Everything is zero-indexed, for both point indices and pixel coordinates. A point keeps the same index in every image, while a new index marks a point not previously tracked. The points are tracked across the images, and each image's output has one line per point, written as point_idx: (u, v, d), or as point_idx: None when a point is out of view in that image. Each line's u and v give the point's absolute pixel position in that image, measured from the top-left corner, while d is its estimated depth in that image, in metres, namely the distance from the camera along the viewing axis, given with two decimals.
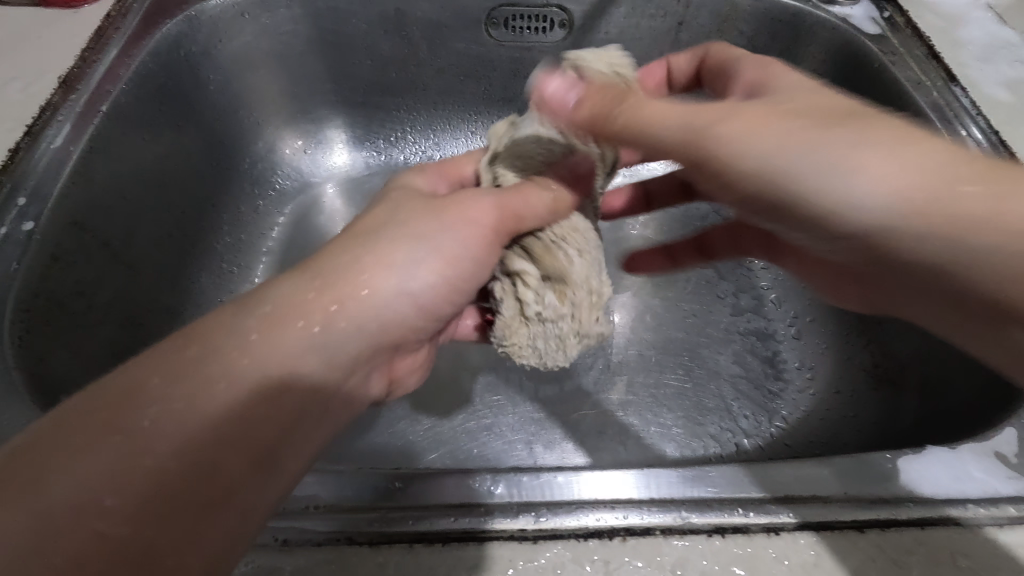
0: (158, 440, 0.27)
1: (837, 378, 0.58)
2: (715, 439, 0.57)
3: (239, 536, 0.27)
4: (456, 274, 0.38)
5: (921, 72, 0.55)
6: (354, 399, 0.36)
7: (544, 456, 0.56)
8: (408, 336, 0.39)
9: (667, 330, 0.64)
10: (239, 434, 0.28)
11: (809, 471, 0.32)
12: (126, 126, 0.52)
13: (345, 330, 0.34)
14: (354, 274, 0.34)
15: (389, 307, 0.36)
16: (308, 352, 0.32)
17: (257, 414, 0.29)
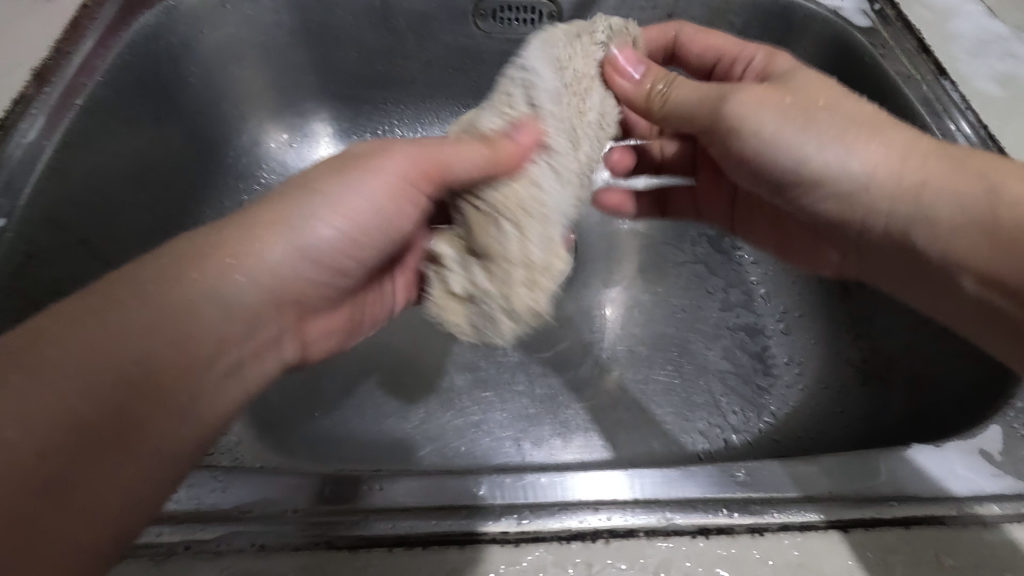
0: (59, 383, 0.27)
1: (826, 374, 0.58)
2: (703, 435, 0.57)
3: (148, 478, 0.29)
4: (356, 226, 0.38)
5: (911, 66, 0.55)
6: (269, 356, 0.37)
7: (532, 452, 0.56)
8: (314, 296, 0.39)
9: (657, 325, 0.64)
10: (149, 380, 0.29)
11: (797, 469, 0.32)
12: (104, 119, 0.51)
13: (248, 284, 0.34)
14: (250, 232, 0.35)
15: (292, 261, 0.36)
16: (212, 304, 0.32)
17: (161, 363, 0.30)
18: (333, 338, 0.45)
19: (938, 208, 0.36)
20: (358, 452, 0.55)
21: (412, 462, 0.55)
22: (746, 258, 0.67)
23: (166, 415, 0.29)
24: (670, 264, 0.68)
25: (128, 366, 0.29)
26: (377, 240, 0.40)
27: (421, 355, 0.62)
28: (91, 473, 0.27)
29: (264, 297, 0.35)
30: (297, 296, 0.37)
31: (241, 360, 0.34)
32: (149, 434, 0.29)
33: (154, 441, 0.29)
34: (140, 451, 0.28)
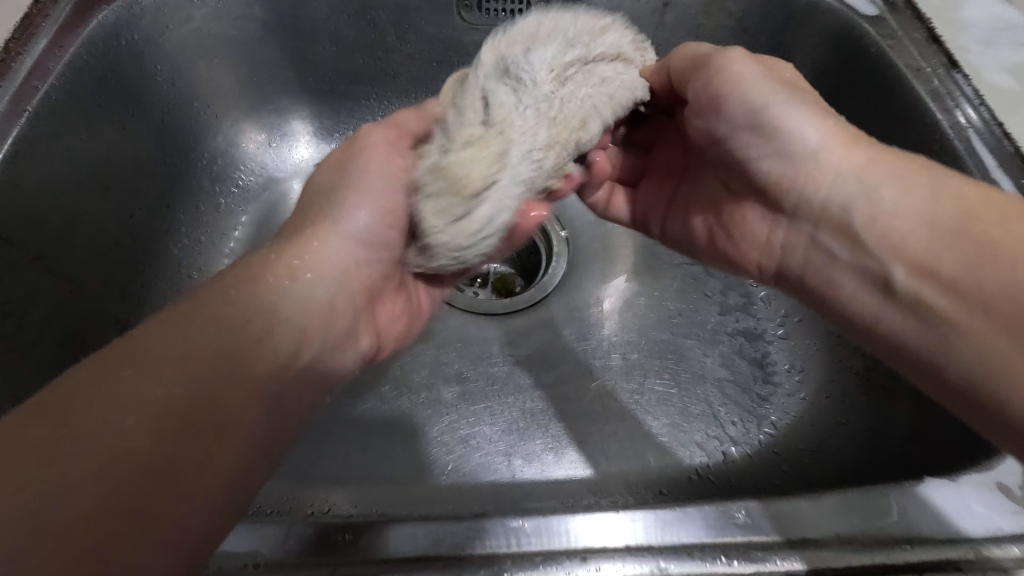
0: (160, 377, 0.30)
1: (827, 383, 0.55)
2: (700, 447, 0.55)
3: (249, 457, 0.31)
4: (381, 198, 0.39)
5: (921, 58, 0.52)
6: (340, 354, 0.39)
7: (523, 469, 0.53)
8: (371, 283, 0.41)
9: (652, 331, 0.61)
10: (245, 372, 0.32)
11: (795, 510, 0.33)
12: (58, 124, 0.48)
13: (313, 281, 0.37)
14: (305, 241, 0.38)
15: (343, 253, 0.39)
16: (287, 300, 0.36)
17: (254, 354, 0.33)
18: (401, 323, 0.45)
19: (892, 194, 0.38)
20: (343, 472, 0.52)
21: (398, 482, 0.52)
22: None
23: (257, 400, 0.32)
24: (665, 265, 0.65)
25: (230, 360, 0.32)
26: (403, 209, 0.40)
27: (407, 366, 0.59)
28: (194, 455, 0.29)
29: (333, 291, 0.38)
30: (357, 286, 0.40)
31: (316, 356, 0.37)
32: (243, 417, 0.31)
33: (247, 424, 0.31)
34: (237, 435, 0.31)
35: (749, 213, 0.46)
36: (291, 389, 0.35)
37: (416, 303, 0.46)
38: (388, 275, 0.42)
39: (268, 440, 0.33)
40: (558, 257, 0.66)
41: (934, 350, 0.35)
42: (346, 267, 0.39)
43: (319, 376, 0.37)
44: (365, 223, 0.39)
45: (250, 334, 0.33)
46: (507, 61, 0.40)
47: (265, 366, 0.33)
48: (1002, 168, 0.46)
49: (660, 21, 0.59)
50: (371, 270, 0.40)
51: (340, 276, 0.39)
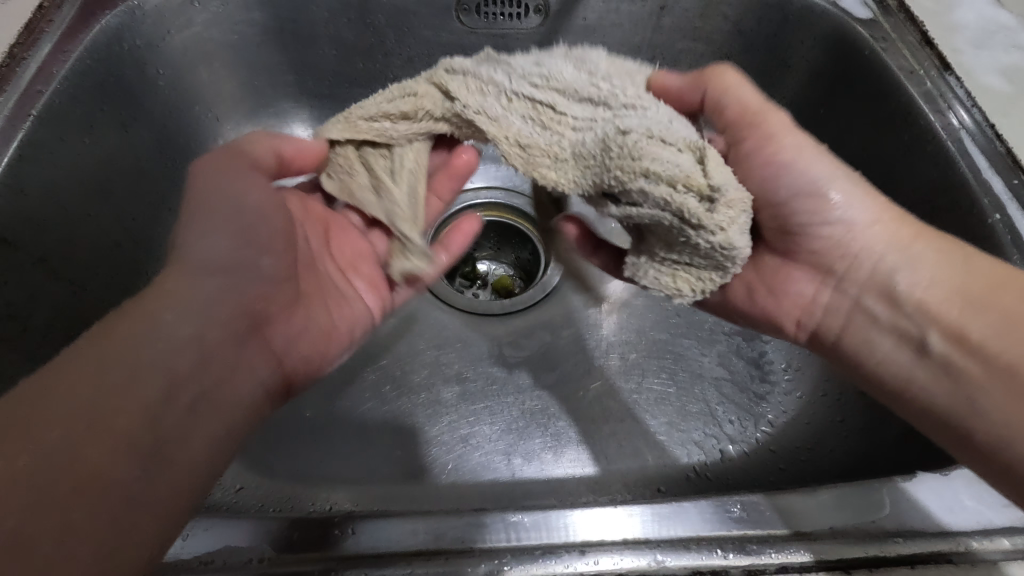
0: (15, 453, 0.29)
1: (820, 381, 0.56)
2: (698, 446, 0.55)
3: (126, 512, 0.30)
4: (236, 227, 0.39)
5: (913, 60, 0.52)
6: (238, 382, 0.38)
7: (522, 468, 0.54)
8: (247, 306, 0.39)
9: (652, 330, 0.62)
10: (100, 433, 0.31)
11: (783, 501, 0.33)
12: (61, 128, 0.48)
13: (176, 316, 0.36)
14: (163, 283, 0.37)
15: (207, 282, 0.38)
16: (149, 347, 0.34)
17: (110, 418, 0.32)
18: (305, 344, 0.44)
19: (923, 273, 0.39)
20: (344, 471, 0.53)
21: (399, 480, 0.53)
22: None
23: (128, 459, 0.31)
24: None
25: (77, 428, 0.31)
26: (259, 227, 0.41)
27: (408, 366, 0.60)
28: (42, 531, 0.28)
29: (203, 326, 0.37)
30: (239, 314, 0.39)
31: (200, 393, 0.36)
32: (111, 480, 0.31)
33: (120, 486, 0.31)
34: (111, 502, 0.30)
35: (794, 273, 0.45)
36: (176, 440, 0.33)
37: (328, 319, 0.47)
38: (272, 295, 0.41)
39: (182, 483, 0.33)
40: (555, 258, 0.66)
41: (959, 409, 0.36)
42: (216, 297, 0.38)
43: (215, 409, 0.36)
44: (213, 252, 0.38)
45: (111, 394, 0.32)
46: (564, 151, 0.41)
47: (129, 429, 0.32)
48: (993, 168, 0.47)
49: (656, 24, 0.60)
50: (245, 289, 0.39)
51: (207, 308, 0.37)
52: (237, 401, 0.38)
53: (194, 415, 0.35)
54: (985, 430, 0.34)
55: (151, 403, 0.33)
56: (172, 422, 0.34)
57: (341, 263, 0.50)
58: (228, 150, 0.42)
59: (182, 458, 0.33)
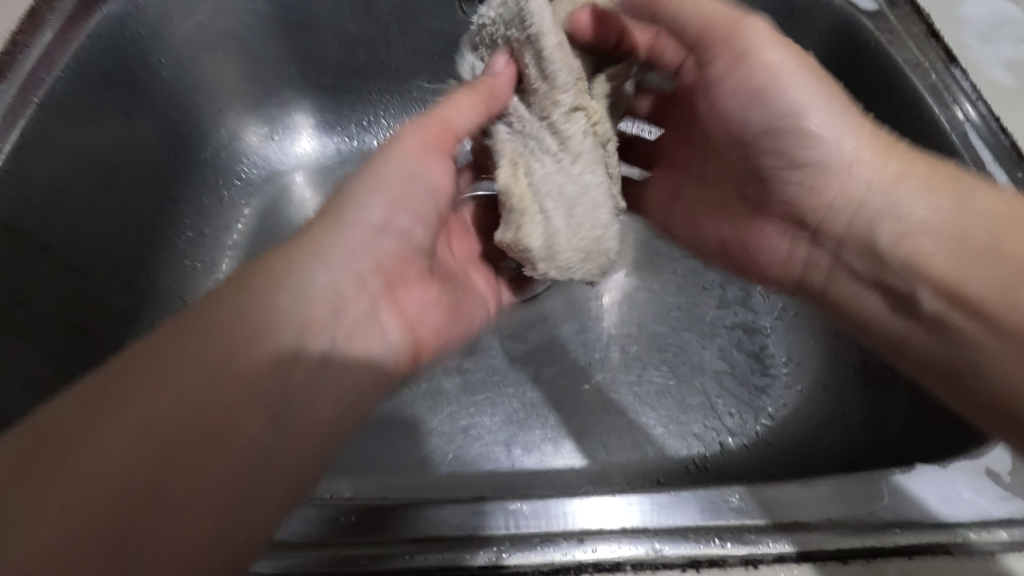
0: (170, 386, 0.31)
1: (822, 375, 0.56)
2: (698, 438, 0.56)
3: (256, 464, 0.32)
4: (394, 193, 0.41)
5: (919, 53, 0.52)
6: (368, 345, 0.39)
7: (521, 459, 0.54)
8: (383, 266, 0.41)
9: (653, 324, 0.62)
10: (243, 379, 0.33)
11: (780, 492, 0.34)
12: (64, 116, 0.48)
13: (319, 269, 0.38)
14: (310, 237, 0.39)
15: (352, 241, 0.40)
16: (286, 296, 0.36)
17: (246, 375, 0.33)
18: (437, 315, 0.44)
19: (921, 210, 0.38)
20: (345, 460, 0.53)
21: (400, 468, 0.53)
22: None
23: (258, 408, 0.33)
24: (664, 258, 0.65)
25: (214, 380, 0.32)
26: (421, 198, 0.42)
27: None
28: (190, 467, 0.30)
29: (342, 281, 0.39)
30: (376, 276, 0.40)
31: (331, 349, 0.37)
32: (242, 429, 0.32)
33: (249, 443, 0.32)
34: (233, 452, 0.32)
35: (766, 228, 0.47)
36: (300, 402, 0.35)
37: (455, 299, 0.46)
38: (408, 259, 0.42)
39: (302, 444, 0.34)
40: None
41: (959, 365, 0.37)
42: (356, 259, 0.39)
43: (342, 374, 0.37)
44: (375, 212, 0.40)
45: (246, 348, 0.34)
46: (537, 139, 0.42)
47: (263, 392, 0.33)
48: (997, 163, 0.47)
49: None
50: (383, 251, 0.41)
51: (354, 266, 0.39)
52: (359, 365, 0.38)
53: (318, 375, 0.36)
54: (992, 386, 0.35)
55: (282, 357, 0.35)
56: (298, 380, 0.35)
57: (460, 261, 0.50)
58: (421, 121, 0.42)
59: (309, 415, 0.35)
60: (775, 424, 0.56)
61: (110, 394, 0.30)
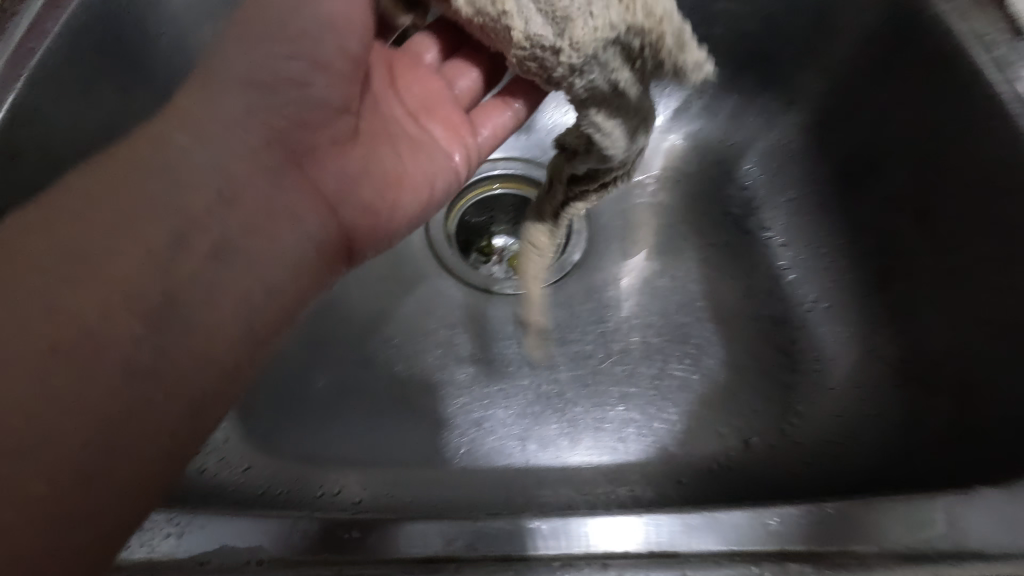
0: (29, 288, 0.32)
1: (859, 374, 0.53)
2: (721, 436, 0.53)
3: (123, 371, 0.32)
4: (282, 45, 0.38)
5: (985, 23, 0.48)
6: (273, 232, 0.39)
7: (537, 454, 0.52)
8: (278, 134, 0.40)
9: (675, 314, 0.59)
10: (116, 278, 0.33)
11: (822, 515, 0.31)
12: (54, 90, 0.46)
13: (193, 146, 0.38)
14: (180, 113, 0.38)
15: (230, 106, 0.39)
16: (155, 182, 0.36)
17: (113, 271, 0.33)
18: (367, 188, 0.44)
19: None
20: (355, 453, 0.51)
21: (410, 463, 0.51)
22: (775, 239, 0.60)
23: (136, 315, 0.33)
24: (690, 243, 0.62)
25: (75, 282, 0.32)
26: (320, 41, 0.39)
27: (421, 345, 0.57)
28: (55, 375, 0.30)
29: (220, 159, 0.38)
30: (272, 143, 0.40)
31: (222, 241, 0.37)
32: (114, 335, 0.32)
33: (120, 348, 0.32)
34: (105, 356, 0.32)
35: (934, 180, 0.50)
36: (191, 292, 0.35)
37: (398, 166, 0.45)
38: (322, 131, 0.41)
39: (197, 335, 0.34)
40: (577, 234, 0.62)
41: None
42: (238, 140, 0.39)
43: (233, 275, 0.37)
44: (261, 69, 0.39)
45: (105, 247, 0.34)
46: (564, 3, 0.37)
47: (139, 293, 0.33)
48: None
49: None
50: (272, 121, 0.39)
51: (238, 141, 0.39)
52: (263, 259, 0.38)
53: (211, 266, 0.36)
54: None
55: (159, 250, 0.35)
56: (184, 270, 0.35)
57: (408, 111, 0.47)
58: None
59: (194, 316, 0.34)
60: (803, 422, 0.53)
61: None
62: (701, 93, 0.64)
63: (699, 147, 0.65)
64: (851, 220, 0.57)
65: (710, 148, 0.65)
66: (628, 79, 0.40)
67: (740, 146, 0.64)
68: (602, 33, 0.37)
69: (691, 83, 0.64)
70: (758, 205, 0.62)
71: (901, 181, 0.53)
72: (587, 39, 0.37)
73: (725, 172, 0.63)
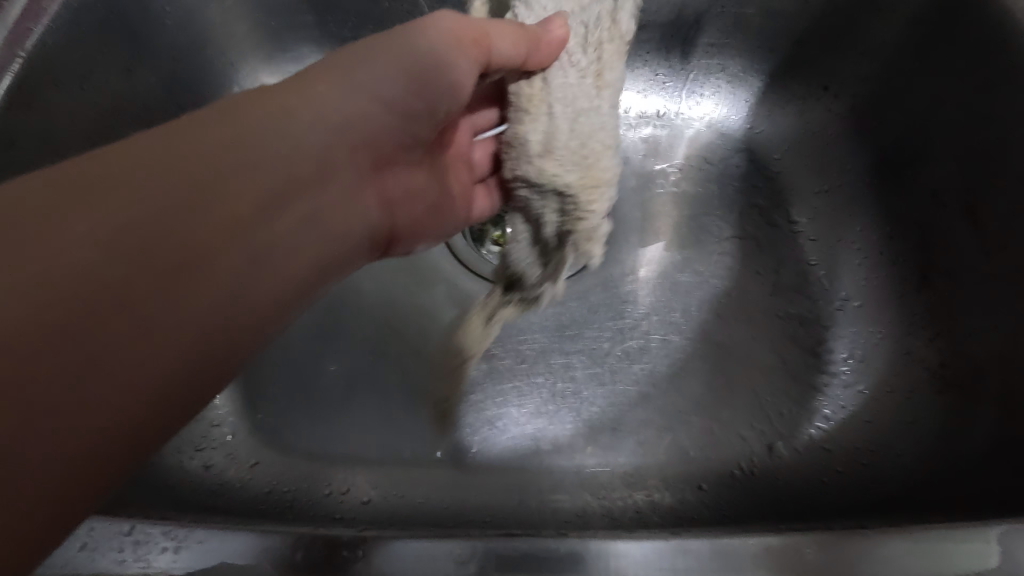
0: (120, 212, 0.26)
1: (892, 378, 0.50)
2: (743, 441, 0.51)
3: (216, 323, 0.27)
4: (413, 71, 0.37)
5: None
6: (345, 217, 0.37)
7: (551, 455, 0.51)
8: (378, 140, 0.39)
9: (697, 310, 0.56)
10: (219, 219, 0.28)
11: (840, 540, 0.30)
12: (53, 72, 0.44)
13: (311, 121, 0.34)
14: (304, 85, 0.35)
15: (353, 103, 0.36)
16: (274, 142, 0.32)
17: (222, 208, 0.28)
18: (418, 205, 0.47)
19: None
20: (364, 450, 0.50)
21: (422, 462, 0.50)
22: (804, 233, 0.57)
23: (232, 260, 0.28)
24: (714, 237, 0.59)
25: (176, 218, 0.27)
26: (438, 93, 0.39)
27: (432, 340, 0.55)
28: (155, 319, 0.25)
29: (330, 140, 0.35)
30: (367, 144, 0.38)
31: (313, 213, 0.34)
32: (211, 278, 0.27)
33: (216, 290, 0.27)
34: (202, 305, 0.27)
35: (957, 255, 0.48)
36: (280, 255, 0.31)
37: (438, 195, 0.48)
38: (402, 146, 0.41)
39: (279, 298, 0.31)
40: None
41: None
42: (351, 128, 0.36)
43: (313, 253, 0.34)
44: (389, 85, 0.37)
45: (214, 188, 0.28)
46: (555, 147, 0.40)
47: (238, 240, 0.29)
48: None
49: None
50: (380, 127, 0.38)
51: (346, 127, 0.36)
52: (335, 240, 0.36)
53: (299, 234, 0.32)
54: None
55: (264, 203, 0.30)
56: (282, 231, 0.31)
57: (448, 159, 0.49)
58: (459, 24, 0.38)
59: (278, 276, 0.31)
60: (829, 426, 0.50)
61: (43, 207, 0.25)
62: (728, 78, 0.61)
63: (725, 135, 0.62)
64: (888, 214, 0.54)
65: (737, 137, 0.62)
66: (552, 221, 0.43)
67: (768, 135, 0.61)
68: (551, 180, 0.41)
69: (718, 67, 0.61)
70: (787, 197, 0.59)
71: (948, 174, 0.49)
72: (546, 178, 0.41)
73: (753, 163, 0.61)
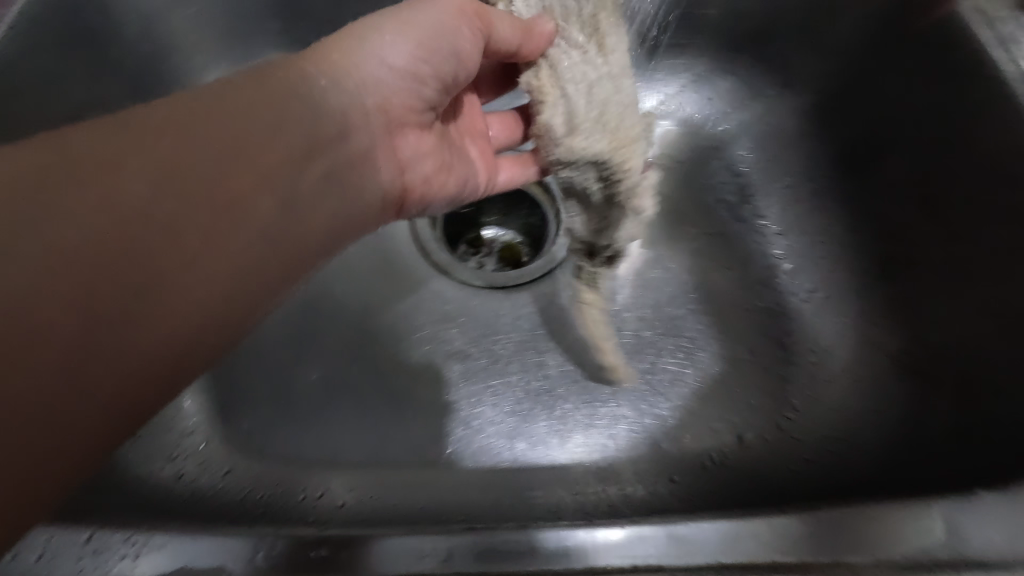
0: (180, 151, 0.30)
1: (857, 366, 0.51)
2: (714, 432, 0.52)
3: (260, 250, 0.32)
4: (424, 38, 0.42)
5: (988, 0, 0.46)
6: (365, 173, 0.42)
7: (525, 453, 0.51)
8: (392, 107, 0.43)
9: (668, 305, 0.57)
10: (260, 166, 0.33)
11: (794, 525, 0.31)
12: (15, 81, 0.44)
13: (332, 85, 0.38)
14: (328, 52, 0.39)
15: (371, 72, 0.41)
16: (301, 103, 0.36)
17: (263, 154, 0.33)
18: (429, 163, 0.48)
19: None
20: (340, 454, 0.50)
21: (397, 464, 0.50)
22: (770, 227, 0.59)
23: (271, 201, 0.33)
24: (683, 233, 0.60)
25: (224, 163, 0.31)
26: (445, 56, 0.43)
27: (407, 342, 0.56)
28: (208, 238, 0.29)
29: (349, 104, 0.40)
30: (381, 108, 0.42)
31: (336, 165, 0.38)
32: (253, 211, 0.32)
33: (257, 224, 0.32)
34: (247, 236, 0.31)
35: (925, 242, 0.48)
36: (306, 202, 0.35)
37: (450, 161, 0.50)
38: (417, 108, 0.45)
39: (307, 235, 0.35)
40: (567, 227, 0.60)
41: None
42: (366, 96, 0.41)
43: (337, 202, 0.38)
44: (401, 53, 0.41)
45: (255, 139, 0.33)
46: (578, 124, 0.43)
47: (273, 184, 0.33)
48: None
49: None
50: (396, 93, 0.42)
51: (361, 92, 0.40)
52: (355, 195, 0.40)
53: (324, 185, 0.37)
54: None
55: (296, 157, 0.35)
56: (310, 182, 0.36)
57: (461, 129, 0.53)
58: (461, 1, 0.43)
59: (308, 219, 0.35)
60: (797, 416, 0.51)
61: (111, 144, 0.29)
62: (693, 77, 0.62)
63: (692, 133, 0.63)
64: (852, 207, 0.55)
65: (703, 134, 0.63)
66: (597, 188, 0.46)
67: (733, 132, 0.62)
68: (583, 154, 0.44)
69: (683, 67, 0.62)
70: (752, 193, 0.60)
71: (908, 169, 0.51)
72: (577, 154, 0.44)
73: (720, 160, 0.62)
